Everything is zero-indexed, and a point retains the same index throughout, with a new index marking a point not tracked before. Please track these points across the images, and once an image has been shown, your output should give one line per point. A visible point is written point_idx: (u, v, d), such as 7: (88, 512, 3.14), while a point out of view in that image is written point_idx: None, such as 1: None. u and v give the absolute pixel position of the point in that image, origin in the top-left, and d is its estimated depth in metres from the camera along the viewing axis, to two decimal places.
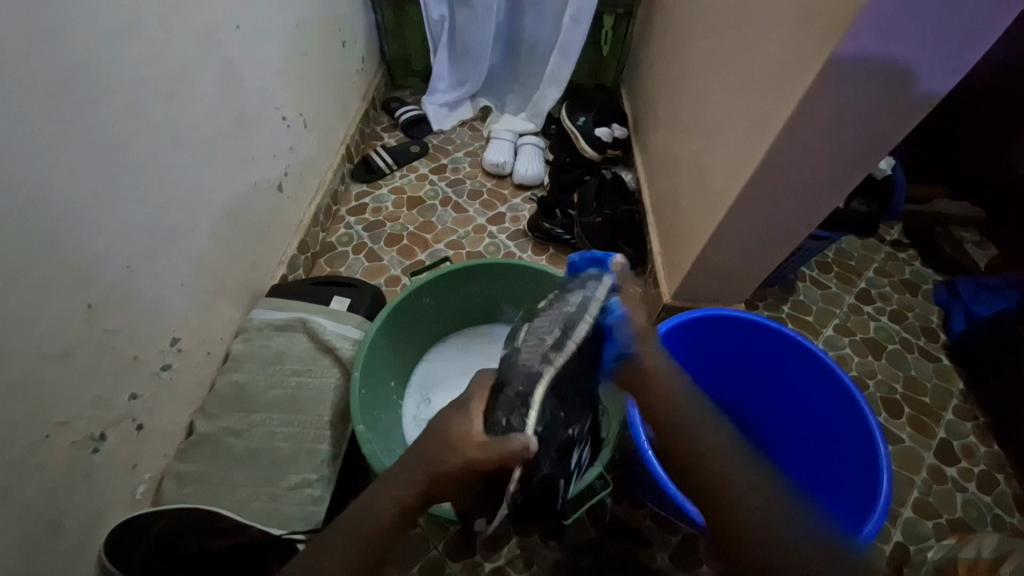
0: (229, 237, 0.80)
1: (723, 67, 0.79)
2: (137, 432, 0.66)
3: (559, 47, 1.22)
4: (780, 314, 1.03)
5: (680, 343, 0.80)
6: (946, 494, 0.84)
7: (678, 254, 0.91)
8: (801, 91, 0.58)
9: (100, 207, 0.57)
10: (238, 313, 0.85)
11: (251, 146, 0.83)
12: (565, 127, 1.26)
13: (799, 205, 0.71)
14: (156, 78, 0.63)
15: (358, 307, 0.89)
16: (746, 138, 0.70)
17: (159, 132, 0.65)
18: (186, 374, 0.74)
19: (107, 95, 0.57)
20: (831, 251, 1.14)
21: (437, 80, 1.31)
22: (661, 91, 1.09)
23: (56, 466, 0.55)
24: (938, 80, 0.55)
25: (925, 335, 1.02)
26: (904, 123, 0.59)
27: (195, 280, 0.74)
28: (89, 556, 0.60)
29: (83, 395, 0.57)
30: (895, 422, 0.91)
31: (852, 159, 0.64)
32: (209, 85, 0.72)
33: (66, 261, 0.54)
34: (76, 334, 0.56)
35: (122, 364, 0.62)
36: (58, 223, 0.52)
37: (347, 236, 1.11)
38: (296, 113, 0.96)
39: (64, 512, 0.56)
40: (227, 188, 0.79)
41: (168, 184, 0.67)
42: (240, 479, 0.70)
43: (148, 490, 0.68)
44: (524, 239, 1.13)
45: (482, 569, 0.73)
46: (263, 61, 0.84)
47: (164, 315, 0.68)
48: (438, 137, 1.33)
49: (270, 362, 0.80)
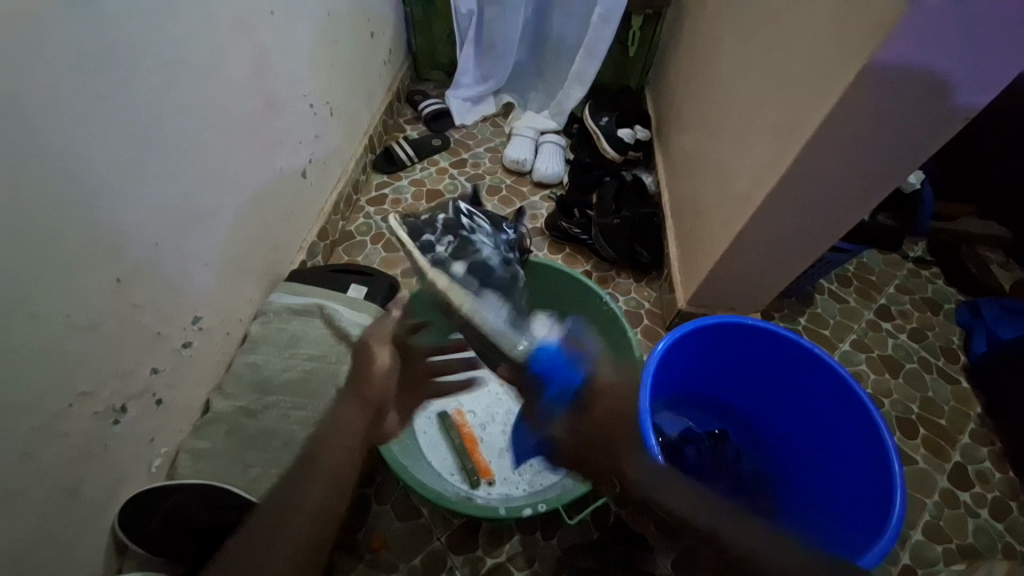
0: (253, 220, 0.81)
1: (754, 73, 0.78)
2: (156, 407, 0.67)
3: (586, 45, 1.21)
4: (796, 326, 1.01)
5: (694, 349, 0.80)
6: (957, 518, 0.82)
7: (697, 259, 0.91)
8: (834, 100, 0.57)
9: (133, 184, 0.59)
10: (258, 296, 0.86)
11: (278, 131, 0.84)
12: (587, 127, 1.26)
13: (824, 217, 0.71)
14: (191, 59, 0.64)
15: (374, 296, 0.90)
16: (775, 144, 0.69)
17: (192, 114, 0.66)
18: (206, 352, 0.75)
19: (145, 74, 0.58)
20: (852, 265, 1.12)
21: (462, 75, 1.31)
22: (687, 94, 1.08)
23: (77, 434, 0.56)
24: (976, 94, 0.54)
25: (944, 356, 1.00)
26: (936, 138, 0.58)
27: (219, 260, 0.75)
28: (103, 524, 0.62)
29: (106, 367, 0.58)
30: (909, 442, 0.89)
31: (883, 171, 0.63)
32: (241, 69, 0.73)
33: (98, 237, 0.55)
34: (104, 307, 0.57)
35: (145, 339, 0.63)
36: (91, 200, 0.54)
37: (365, 226, 1.12)
38: (323, 101, 0.96)
39: (82, 480, 0.58)
40: (254, 171, 0.80)
41: (199, 165, 0.68)
42: (252, 459, 0.71)
43: (163, 464, 0.70)
44: (540, 237, 1.13)
45: (484, 562, 0.73)
46: (294, 48, 0.85)
47: (188, 293, 0.70)
48: (459, 132, 1.34)
49: (286, 345, 0.81)
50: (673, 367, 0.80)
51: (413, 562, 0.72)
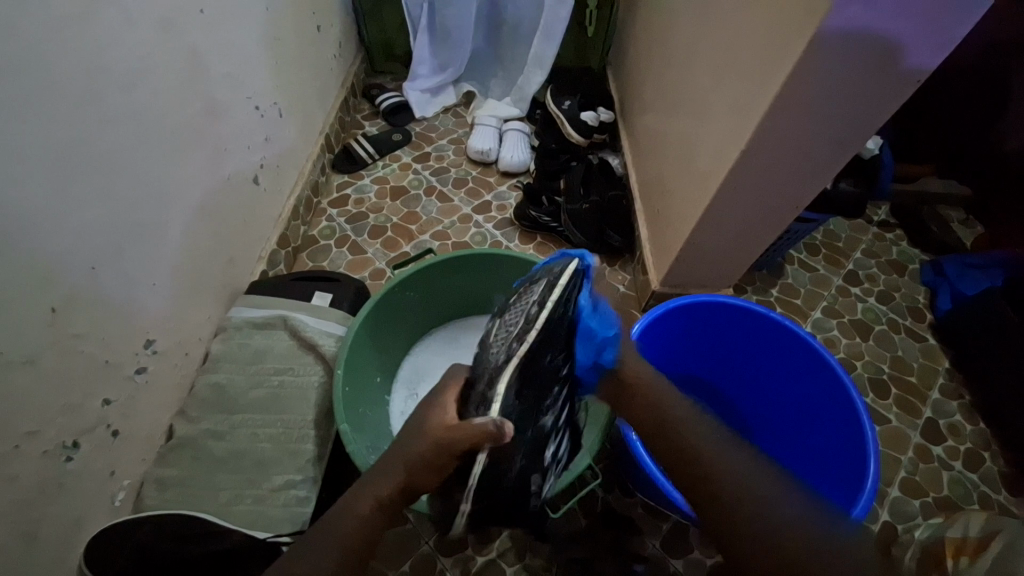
0: (203, 233, 0.77)
1: (709, 46, 0.77)
2: (113, 438, 0.64)
3: (543, 28, 1.18)
4: (768, 299, 1.02)
5: (670, 332, 0.80)
6: (932, 472, 0.85)
7: (666, 240, 0.90)
8: (789, 70, 0.56)
9: (60, 207, 0.54)
10: (216, 312, 0.82)
11: (222, 137, 0.80)
12: (551, 112, 1.23)
13: (784, 190, 0.71)
14: (113, 65, 0.59)
15: (341, 302, 0.87)
16: (734, 118, 0.68)
17: (120, 125, 0.61)
18: (164, 376, 0.71)
19: (57, 86, 0.53)
20: (819, 233, 1.13)
21: (418, 66, 1.27)
22: (646, 72, 1.06)
23: (28, 476, 0.53)
24: (925, 57, 0.54)
25: (912, 315, 1.02)
26: (892, 102, 0.58)
27: (169, 279, 0.71)
28: (69, 565, 0.59)
29: (53, 403, 0.55)
30: (882, 402, 0.92)
31: (841, 138, 0.63)
32: (174, 72, 0.69)
33: (23, 265, 0.51)
34: (41, 341, 0.53)
35: (93, 369, 0.60)
36: (13, 226, 0.50)
37: (328, 229, 1.09)
38: (270, 102, 0.92)
39: (39, 522, 0.55)
40: (198, 182, 0.75)
41: (133, 180, 0.64)
42: (223, 483, 0.69)
43: (128, 496, 0.67)
44: (510, 228, 1.11)
45: (474, 562, 0.72)
46: (231, 47, 0.80)
47: (138, 317, 0.66)
48: (421, 125, 1.30)
49: (251, 361, 0.78)
50: (648, 351, 0.80)
51: (401, 570, 0.71)
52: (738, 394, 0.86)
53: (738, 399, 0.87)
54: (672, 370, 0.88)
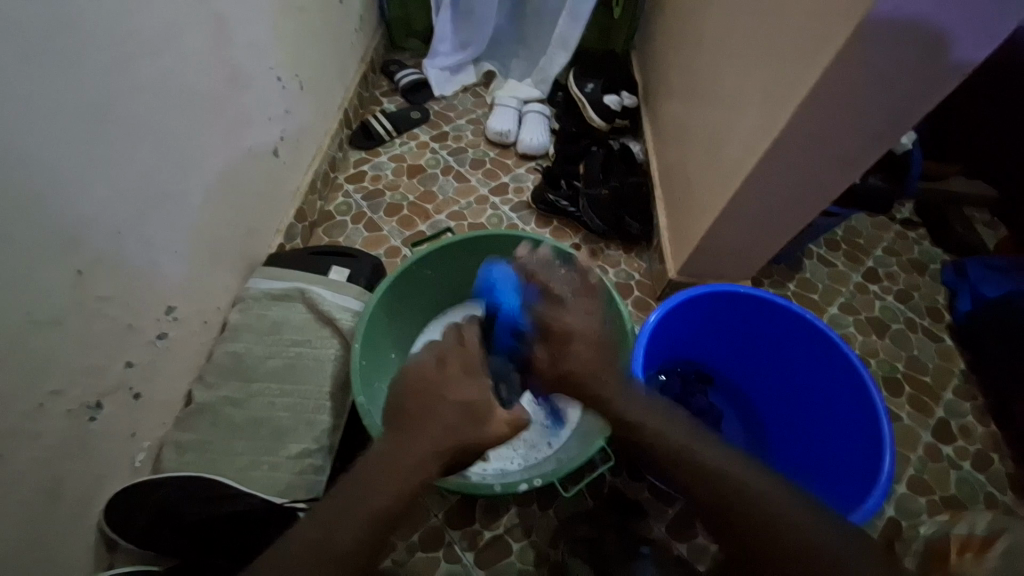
0: (224, 203, 0.78)
1: (743, 30, 0.75)
2: (134, 401, 0.65)
3: (568, 7, 1.15)
4: (786, 293, 1.01)
5: (688, 319, 0.80)
6: (941, 472, 0.85)
7: (687, 229, 0.89)
8: (830, 55, 0.54)
9: (92, 171, 0.55)
10: (235, 282, 0.83)
11: (244, 107, 0.79)
12: (572, 95, 1.21)
13: (813, 181, 0.69)
14: (142, 31, 0.59)
15: (358, 278, 0.87)
16: (768, 104, 0.66)
17: (148, 91, 0.61)
18: (183, 343, 0.72)
19: (87, 48, 0.52)
20: (841, 229, 1.11)
21: (439, 42, 1.25)
22: (673, 57, 1.04)
23: (52, 433, 0.54)
24: (973, 48, 0.52)
25: (930, 316, 1.01)
26: (934, 94, 0.56)
27: (189, 246, 0.71)
28: (90, 522, 0.60)
29: (79, 362, 0.56)
30: (896, 401, 0.91)
31: (875, 132, 0.61)
32: (199, 38, 0.68)
33: (52, 226, 0.51)
34: (67, 301, 0.54)
35: (116, 332, 0.60)
36: (44, 188, 0.50)
37: (345, 205, 1.08)
38: (291, 74, 0.91)
39: (61, 479, 0.56)
40: (222, 153, 0.75)
41: (160, 147, 0.64)
42: (239, 448, 0.70)
43: (147, 458, 0.68)
44: (527, 211, 1.10)
45: (482, 537, 0.74)
46: (255, 14, 0.78)
47: (158, 283, 0.66)
48: (440, 103, 1.28)
49: (268, 332, 0.79)
50: (668, 336, 0.80)
51: (410, 540, 0.73)
52: (757, 391, 0.86)
53: (757, 395, 0.86)
54: (686, 359, 0.88)
